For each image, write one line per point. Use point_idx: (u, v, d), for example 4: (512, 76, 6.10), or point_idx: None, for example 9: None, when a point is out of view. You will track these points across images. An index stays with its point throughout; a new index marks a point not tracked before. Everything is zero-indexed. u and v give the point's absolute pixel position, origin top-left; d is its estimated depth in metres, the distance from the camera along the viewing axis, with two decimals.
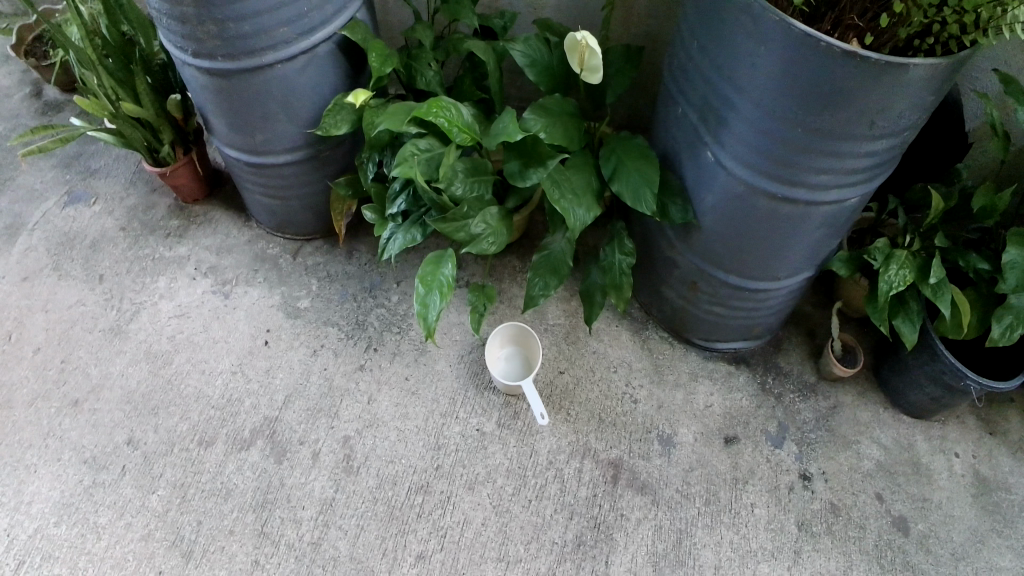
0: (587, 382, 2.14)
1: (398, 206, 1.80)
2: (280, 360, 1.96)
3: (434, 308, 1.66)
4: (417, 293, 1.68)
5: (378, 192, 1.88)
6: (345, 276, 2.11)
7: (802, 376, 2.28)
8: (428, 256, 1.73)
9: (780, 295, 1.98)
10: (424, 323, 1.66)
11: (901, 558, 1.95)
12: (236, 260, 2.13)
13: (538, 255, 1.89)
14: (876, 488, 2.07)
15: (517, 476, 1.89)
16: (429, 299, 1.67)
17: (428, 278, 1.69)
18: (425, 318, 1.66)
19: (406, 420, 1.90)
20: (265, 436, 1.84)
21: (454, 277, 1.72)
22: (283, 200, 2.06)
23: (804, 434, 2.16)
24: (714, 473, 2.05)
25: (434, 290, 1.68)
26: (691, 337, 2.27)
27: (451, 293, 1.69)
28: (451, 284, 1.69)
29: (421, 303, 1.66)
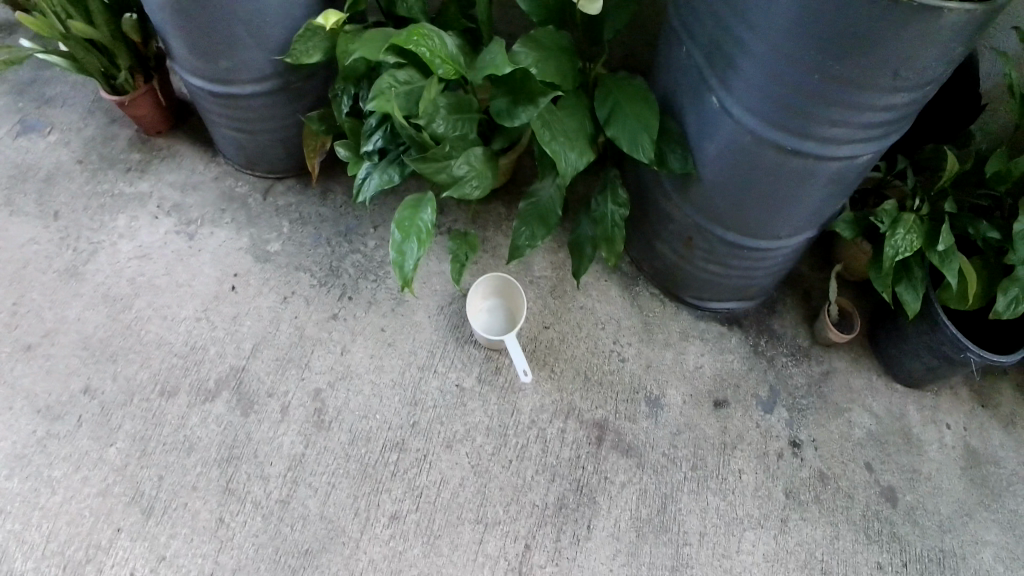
0: (573, 339, 2.04)
1: (374, 144, 1.65)
2: (247, 307, 1.84)
3: (412, 258, 1.53)
4: (394, 240, 1.55)
5: (353, 128, 1.72)
6: (318, 218, 2.01)
7: (796, 339, 2.20)
8: (407, 200, 1.59)
9: (780, 256, 1.87)
10: (400, 273, 1.53)
11: (888, 529, 1.90)
12: (201, 197, 2.01)
13: (524, 202, 1.76)
14: (866, 457, 2.01)
15: (497, 434, 1.80)
16: (406, 247, 1.54)
17: (406, 224, 1.56)
18: (401, 267, 1.53)
19: (380, 373, 1.80)
20: (230, 386, 1.74)
21: (434, 223, 1.58)
22: (252, 134, 1.91)
23: (795, 400, 2.08)
24: (701, 437, 1.97)
25: (412, 238, 1.55)
26: (682, 296, 2.16)
27: (430, 241, 1.56)
28: (431, 231, 1.56)
29: (398, 251, 1.54)
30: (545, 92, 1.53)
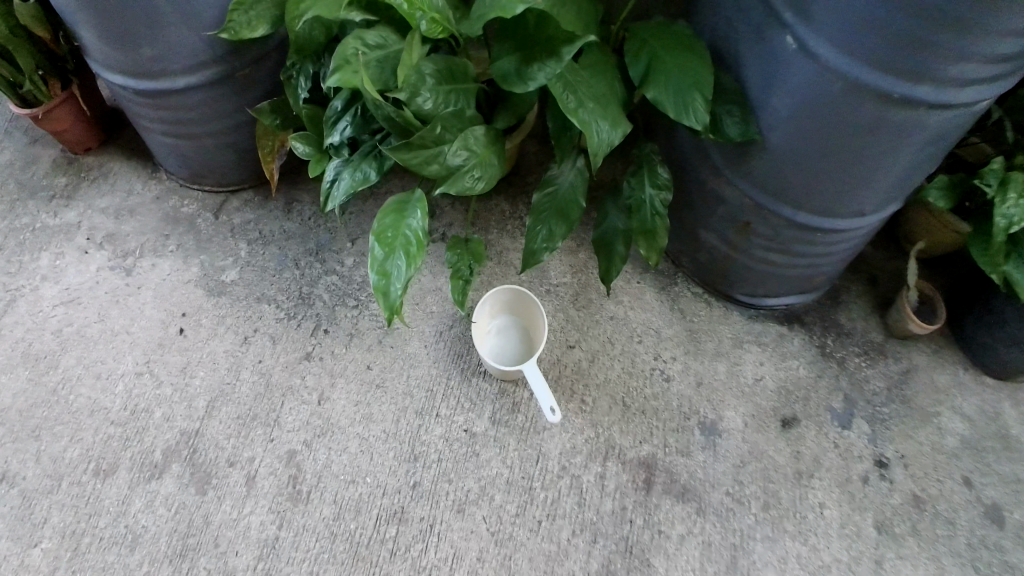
0: (603, 358, 1.66)
1: (341, 133, 1.26)
2: (199, 354, 1.48)
3: (400, 280, 1.15)
4: (373, 257, 1.17)
5: (313, 117, 1.34)
6: (283, 236, 1.66)
7: (872, 336, 1.80)
8: (388, 205, 1.22)
9: (856, 237, 1.50)
10: (386, 301, 1.15)
11: (1000, 559, 1.51)
12: (140, 224, 1.67)
13: (538, 193, 1.40)
14: (963, 471, 1.61)
15: (520, 490, 1.42)
16: (391, 265, 1.16)
17: (389, 235, 1.18)
18: (386, 293, 1.15)
19: (370, 424, 1.42)
20: (182, 457, 1.38)
21: (425, 231, 1.21)
22: (196, 139, 1.57)
23: (875, 410, 1.69)
24: (772, 469, 1.59)
25: (398, 253, 1.17)
26: (733, 293, 1.79)
27: (421, 254, 1.19)
28: (422, 242, 1.18)
29: (380, 272, 1.15)
30: (568, 40, 1.13)
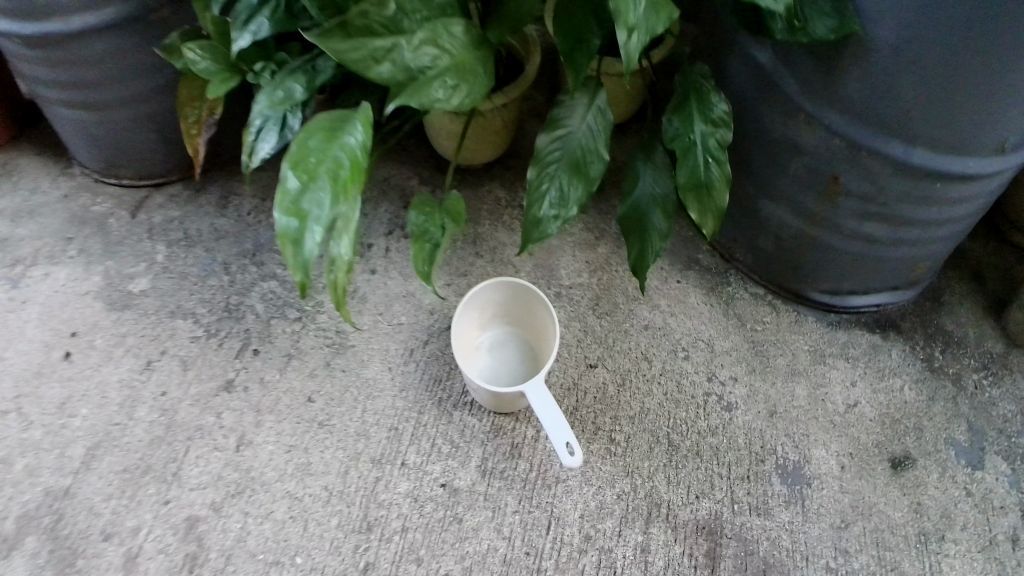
0: (636, 381, 1.20)
1: (250, 33, 0.99)
2: (85, 386, 1.08)
3: (322, 223, 0.75)
4: (282, 186, 0.75)
5: (222, 31, 1.06)
6: (212, 236, 1.31)
7: (989, 346, 1.32)
8: (313, 116, 0.80)
9: (984, 192, 1.12)
10: (297, 253, 0.73)
11: None
12: (41, 226, 1.34)
13: (546, 136, 1.06)
14: None
15: (523, 575, 0.96)
16: (309, 199, 0.75)
17: (310, 156, 0.77)
18: (299, 242, 0.74)
19: (307, 480, 1.00)
20: (40, 528, 0.95)
21: (366, 156, 0.81)
22: (105, 110, 1.26)
23: (1014, 442, 1.21)
24: (887, 532, 1.10)
25: (322, 182, 0.76)
26: (808, 292, 1.34)
27: (357, 186, 0.79)
28: (360, 170, 0.78)
29: (291, 209, 0.74)
30: None
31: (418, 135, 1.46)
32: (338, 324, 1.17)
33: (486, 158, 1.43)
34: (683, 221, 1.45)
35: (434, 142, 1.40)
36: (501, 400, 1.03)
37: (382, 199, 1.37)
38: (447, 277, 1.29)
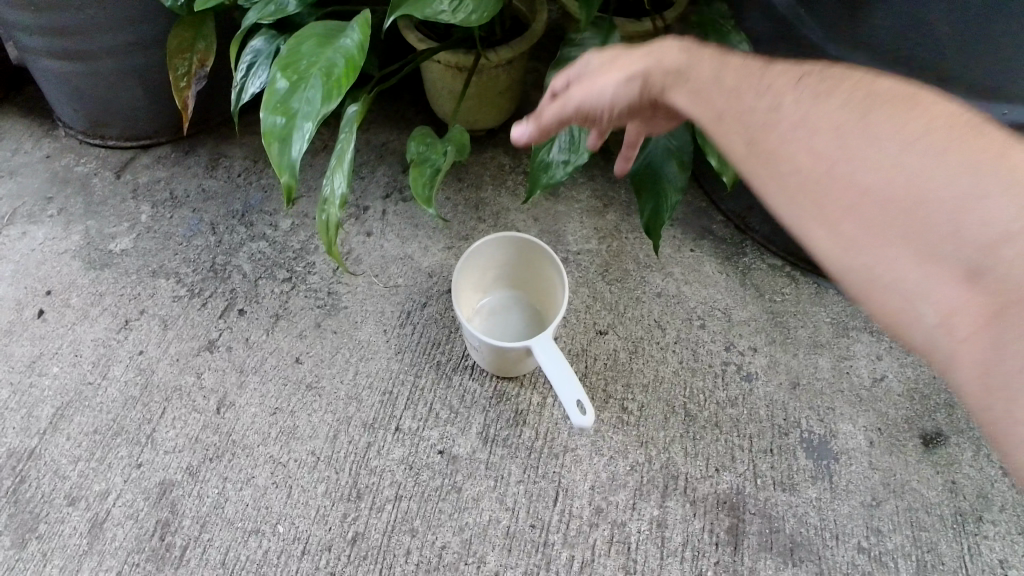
0: (649, 348, 1.12)
1: None
2: (58, 344, 1.02)
3: (309, 119, 0.71)
4: (272, 87, 0.72)
5: None
6: (199, 197, 1.22)
7: None
8: (308, 27, 0.78)
9: None
10: (282, 151, 0.70)
11: None
12: (21, 187, 1.25)
13: (556, 73, 0.99)
14: None
15: (529, 549, 0.88)
16: (298, 98, 0.71)
17: (301, 59, 0.74)
18: (285, 140, 0.70)
19: (293, 444, 0.93)
20: (0, 490, 0.89)
21: (361, 58, 0.76)
22: (87, 61, 1.17)
23: None
24: (922, 512, 1.00)
25: (311, 80, 0.72)
26: None
27: (350, 83, 0.74)
28: (352, 69, 0.74)
29: (277, 107, 0.71)
30: None
31: (418, 99, 1.38)
32: (330, 286, 1.09)
33: (489, 126, 1.32)
34: (697, 191, 1.36)
35: (434, 106, 1.31)
36: (502, 361, 0.95)
37: (379, 163, 1.27)
38: (446, 241, 1.17)
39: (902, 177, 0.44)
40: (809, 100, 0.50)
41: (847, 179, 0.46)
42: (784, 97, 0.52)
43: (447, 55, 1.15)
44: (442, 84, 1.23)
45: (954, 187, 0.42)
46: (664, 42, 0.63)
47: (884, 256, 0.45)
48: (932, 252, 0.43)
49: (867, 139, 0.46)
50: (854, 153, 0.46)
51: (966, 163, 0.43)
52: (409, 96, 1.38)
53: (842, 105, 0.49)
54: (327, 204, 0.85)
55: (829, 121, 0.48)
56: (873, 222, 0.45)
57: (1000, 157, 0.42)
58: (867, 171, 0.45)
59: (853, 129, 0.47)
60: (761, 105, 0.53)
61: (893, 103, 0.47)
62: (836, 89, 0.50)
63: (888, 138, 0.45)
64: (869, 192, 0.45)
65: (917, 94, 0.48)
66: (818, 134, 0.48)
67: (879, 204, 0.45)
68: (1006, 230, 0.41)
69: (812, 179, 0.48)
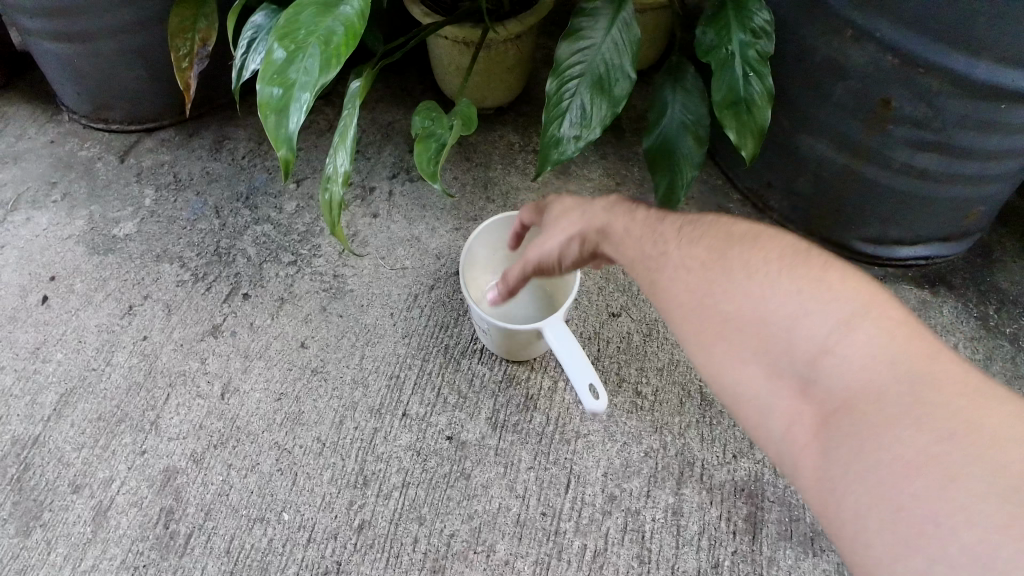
0: (663, 331, 1.08)
1: None
2: (62, 330, 1.01)
3: (307, 89, 0.68)
4: (270, 57, 0.70)
5: None
6: (204, 180, 1.20)
7: None
8: None
9: None
10: (280, 122, 0.67)
11: None
12: (25, 172, 1.23)
13: (567, 44, 0.95)
14: None
15: (539, 537, 0.86)
16: (296, 68, 0.69)
17: (300, 28, 0.71)
18: (283, 111, 0.68)
19: (298, 430, 0.91)
20: (5, 478, 0.88)
21: (363, 27, 0.73)
22: (87, 43, 1.15)
23: None
24: None
25: (310, 49, 0.70)
26: (850, 241, 1.18)
27: (350, 52, 0.71)
28: (352, 36, 0.71)
29: (274, 77, 0.68)
30: None
31: (425, 77, 1.34)
32: (336, 269, 1.07)
33: (498, 103, 1.28)
34: (713, 168, 1.32)
35: (442, 84, 1.27)
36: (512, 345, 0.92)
37: (385, 143, 1.24)
38: (454, 223, 1.14)
39: (753, 305, 0.52)
40: (683, 243, 0.60)
41: (714, 310, 0.54)
42: (669, 245, 0.60)
43: (454, 30, 1.11)
44: (449, 60, 1.19)
45: (788, 313, 0.51)
46: (594, 204, 0.68)
47: (743, 375, 0.52)
48: (776, 368, 0.51)
49: (729, 273, 0.54)
50: (722, 289, 0.54)
51: (788, 290, 0.52)
52: (416, 75, 1.34)
53: (709, 250, 0.57)
54: (330, 182, 0.81)
55: (702, 263, 0.57)
56: (730, 341, 0.53)
57: (818, 283, 0.51)
58: (727, 301, 0.53)
59: (719, 267, 0.55)
60: (655, 249, 0.60)
61: (744, 242, 0.56)
62: (704, 235, 0.59)
63: (743, 274, 0.54)
64: (732, 318, 0.53)
65: (761, 233, 0.57)
66: (690, 273, 0.57)
67: (737, 328, 0.53)
68: (826, 347, 0.49)
69: (691, 312, 0.55)
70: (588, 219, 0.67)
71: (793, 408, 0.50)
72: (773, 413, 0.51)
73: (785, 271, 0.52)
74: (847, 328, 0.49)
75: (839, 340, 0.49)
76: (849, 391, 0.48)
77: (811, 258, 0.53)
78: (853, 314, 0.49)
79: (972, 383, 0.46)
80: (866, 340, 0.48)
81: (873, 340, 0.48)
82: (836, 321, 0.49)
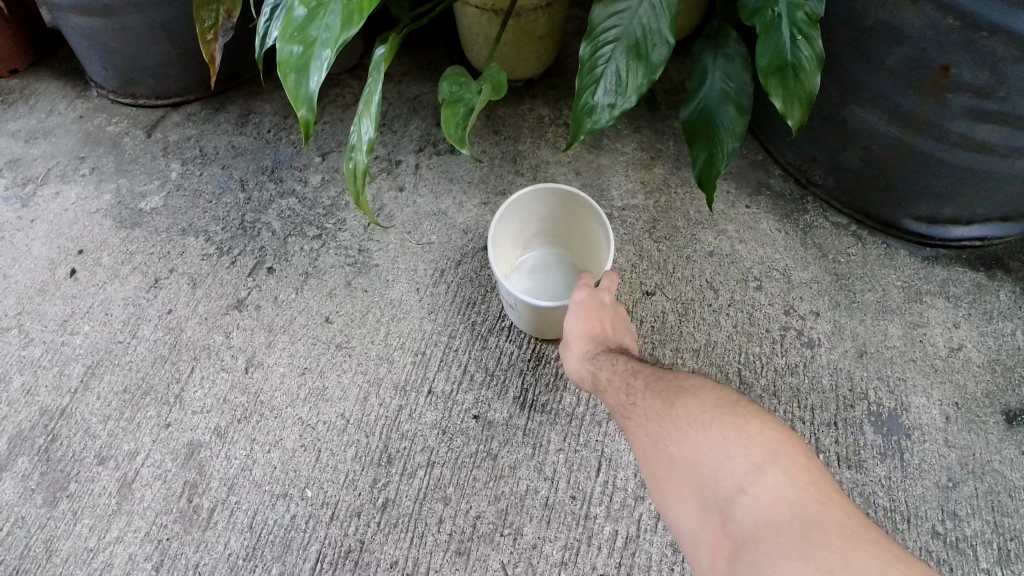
0: (700, 310, 1.04)
1: None
2: (90, 303, 1.01)
3: (327, 47, 0.66)
4: (291, 15, 0.68)
5: None
6: (229, 153, 1.19)
7: None
8: None
9: None
10: (299, 82, 0.65)
11: None
12: (54, 146, 1.23)
13: (602, 7, 0.89)
14: None
15: (569, 522, 0.82)
16: (316, 25, 0.66)
17: None
18: (303, 70, 0.65)
19: (322, 406, 0.90)
20: (33, 449, 0.88)
21: None
22: (113, 15, 1.13)
23: None
24: (1006, 497, 0.89)
25: (331, 5, 0.67)
26: (900, 219, 1.11)
27: (373, 7, 0.68)
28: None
29: (295, 35, 0.66)
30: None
31: (453, 49, 1.30)
32: (361, 243, 1.04)
33: (528, 75, 1.24)
34: (753, 143, 1.25)
35: (470, 55, 1.23)
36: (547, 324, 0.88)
37: (412, 116, 1.21)
38: (482, 197, 1.10)
39: (689, 449, 0.55)
40: (639, 388, 0.63)
41: (663, 452, 0.57)
42: (632, 391, 0.64)
43: None
44: (477, 30, 1.15)
45: (713, 454, 0.53)
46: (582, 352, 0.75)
47: (683, 511, 0.54)
48: (704, 505, 0.53)
49: (674, 419, 0.57)
50: (668, 434, 0.57)
51: (716, 436, 0.54)
52: (443, 47, 1.31)
53: (663, 396, 0.60)
54: (354, 151, 0.78)
55: (655, 408, 0.60)
56: (671, 479, 0.55)
57: (741, 431, 0.53)
58: (672, 445, 0.56)
59: (668, 414, 0.58)
60: (624, 396, 0.64)
61: (689, 391, 0.59)
62: (660, 383, 0.62)
63: (684, 419, 0.56)
64: (675, 461, 0.55)
65: (703, 383, 0.60)
66: (643, 416, 0.60)
67: (679, 470, 0.55)
68: (739, 487, 0.51)
69: (646, 454, 0.58)
70: (583, 342, 0.76)
71: (716, 541, 0.51)
72: (702, 546, 0.53)
73: (715, 417, 0.55)
74: (758, 472, 0.51)
75: (751, 483, 0.51)
76: (757, 529, 0.49)
77: (740, 408, 0.56)
78: (765, 459, 0.51)
79: (860, 532, 0.47)
80: (774, 484, 0.50)
81: (779, 486, 0.50)
82: (750, 466, 0.51)
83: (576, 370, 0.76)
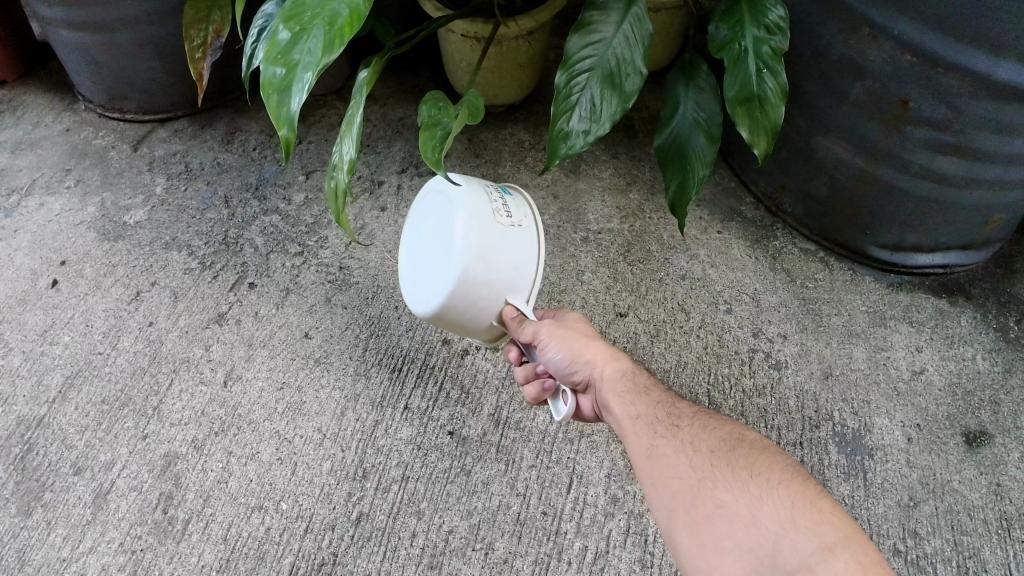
0: (672, 332, 1.07)
1: None
2: (71, 314, 1.01)
3: (309, 69, 0.68)
4: (274, 39, 0.71)
5: None
6: (215, 170, 1.20)
7: None
8: None
9: None
10: (281, 102, 0.67)
11: None
12: (39, 157, 1.24)
13: (576, 37, 0.93)
14: None
15: (539, 537, 0.83)
16: (299, 49, 0.69)
17: (306, 11, 0.72)
18: (285, 91, 0.68)
19: (299, 420, 0.91)
20: (8, 458, 0.89)
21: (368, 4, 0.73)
22: (105, 32, 1.16)
23: None
24: (965, 516, 0.92)
25: (315, 30, 0.70)
26: (864, 246, 1.15)
27: (353, 33, 0.71)
28: (356, 18, 0.72)
29: (278, 57, 0.69)
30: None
31: (439, 75, 1.35)
32: (342, 261, 1.07)
33: (509, 101, 1.28)
34: (726, 171, 1.30)
35: (454, 81, 1.27)
36: (477, 307, 0.73)
37: (396, 138, 1.24)
38: None
39: (747, 502, 0.58)
40: (694, 428, 0.67)
41: (712, 495, 0.59)
42: (682, 425, 0.67)
43: (465, 24, 1.10)
44: (461, 56, 1.19)
45: (780, 519, 0.56)
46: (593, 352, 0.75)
47: (723, 561, 0.56)
48: (756, 566, 0.54)
49: (737, 470, 0.61)
50: (725, 481, 0.60)
51: (787, 503, 0.57)
52: (428, 72, 1.35)
53: (722, 442, 0.65)
54: (335, 171, 0.80)
55: (712, 451, 0.64)
56: (722, 530, 0.57)
57: (812, 508, 0.56)
58: (728, 493, 0.59)
59: (727, 462, 0.62)
60: (668, 426, 0.67)
61: (757, 448, 0.64)
62: (716, 431, 0.66)
63: (747, 474, 0.60)
64: (725, 507, 0.58)
65: (767, 448, 0.64)
66: (697, 454, 0.63)
67: (728, 519, 0.57)
68: (804, 563, 0.53)
69: (689, 491, 0.61)
70: (583, 334, 0.76)
71: None
72: None
73: (786, 485, 0.59)
74: (826, 552, 0.53)
75: (817, 561, 0.53)
76: None
77: (810, 486, 0.59)
78: (836, 542, 0.54)
79: None
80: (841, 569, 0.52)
81: (847, 571, 0.52)
82: (817, 544, 0.54)
83: (570, 351, 0.74)
